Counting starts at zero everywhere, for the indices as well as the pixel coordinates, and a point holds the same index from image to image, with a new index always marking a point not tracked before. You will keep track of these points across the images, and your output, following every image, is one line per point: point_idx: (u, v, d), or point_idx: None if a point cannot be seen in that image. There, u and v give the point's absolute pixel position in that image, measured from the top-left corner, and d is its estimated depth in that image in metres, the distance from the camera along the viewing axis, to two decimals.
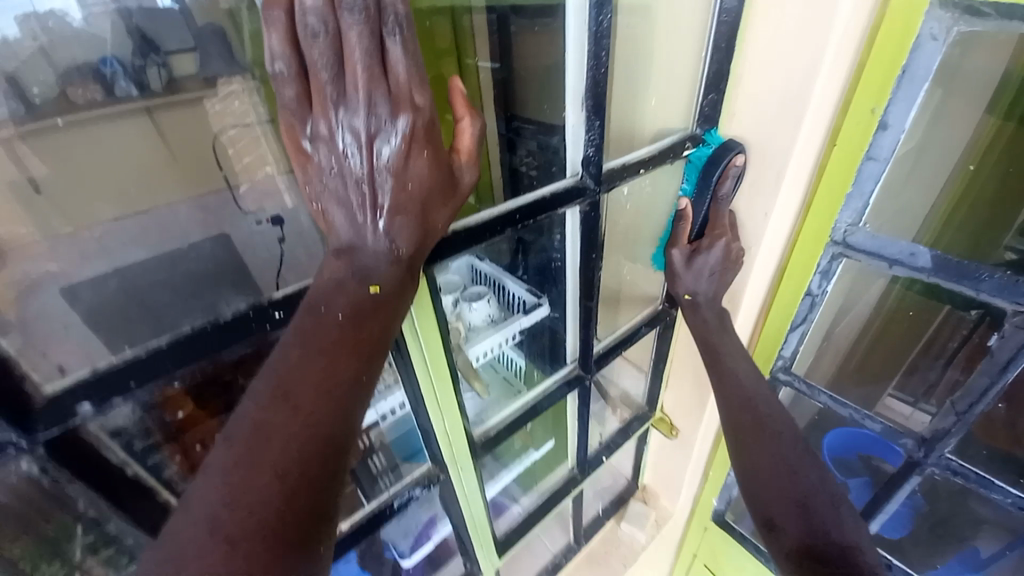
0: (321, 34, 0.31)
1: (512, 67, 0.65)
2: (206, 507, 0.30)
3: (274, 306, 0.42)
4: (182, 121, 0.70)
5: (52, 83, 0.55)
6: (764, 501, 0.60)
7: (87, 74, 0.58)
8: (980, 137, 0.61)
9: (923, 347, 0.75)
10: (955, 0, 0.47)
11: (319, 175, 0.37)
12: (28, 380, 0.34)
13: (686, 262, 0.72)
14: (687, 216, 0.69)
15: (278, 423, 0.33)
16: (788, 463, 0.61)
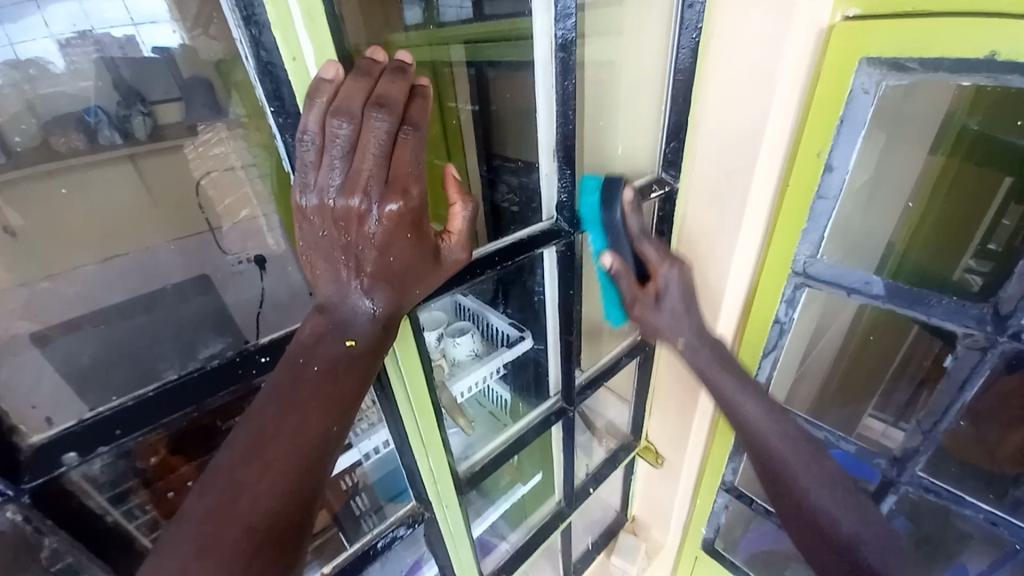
0: (347, 121, 0.31)
1: (491, 111, 0.72)
2: (176, 560, 0.30)
3: (260, 350, 0.43)
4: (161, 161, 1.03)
5: (32, 133, 0.82)
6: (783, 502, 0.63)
7: (65, 126, 0.85)
8: (929, 175, 0.67)
9: (894, 373, 0.78)
10: (881, 58, 0.53)
11: (309, 235, 0.35)
12: (16, 433, 0.35)
13: (654, 306, 0.65)
14: (625, 269, 0.61)
15: (253, 475, 0.33)
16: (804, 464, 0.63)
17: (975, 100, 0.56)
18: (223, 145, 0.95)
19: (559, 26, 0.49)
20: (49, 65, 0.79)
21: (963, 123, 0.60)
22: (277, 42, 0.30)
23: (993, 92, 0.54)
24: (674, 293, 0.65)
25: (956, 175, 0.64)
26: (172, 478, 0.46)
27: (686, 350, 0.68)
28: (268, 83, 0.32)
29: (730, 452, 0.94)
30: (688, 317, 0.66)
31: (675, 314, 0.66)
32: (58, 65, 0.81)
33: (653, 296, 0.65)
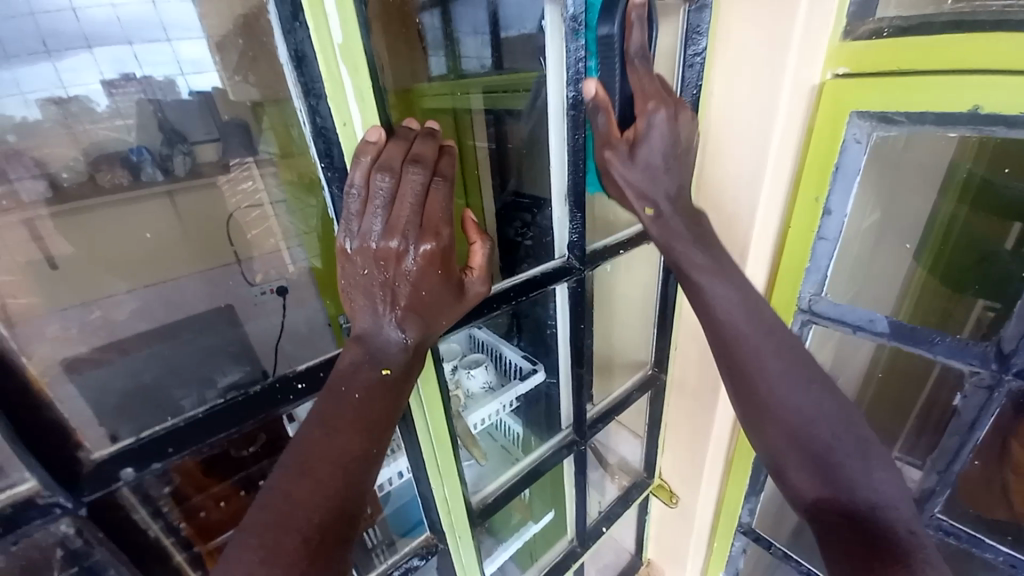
0: (390, 175, 0.36)
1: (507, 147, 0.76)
2: (244, 564, 0.32)
3: (297, 377, 0.47)
4: (194, 198, 1.23)
5: (79, 168, 1.02)
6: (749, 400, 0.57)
7: (114, 157, 1.08)
8: (939, 216, 0.69)
9: (917, 417, 0.76)
10: (869, 113, 0.57)
11: (352, 274, 0.39)
12: (81, 447, 0.38)
13: (627, 161, 0.55)
14: (607, 104, 0.51)
15: (304, 492, 0.35)
16: (772, 368, 0.55)
17: (978, 154, 0.60)
18: (253, 180, 1.14)
19: (571, 88, 0.54)
20: (93, 103, 0.97)
21: (968, 172, 0.63)
22: (331, 112, 0.35)
23: (998, 147, 0.57)
24: (657, 145, 0.54)
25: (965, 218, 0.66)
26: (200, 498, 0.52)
27: (655, 219, 0.58)
28: (321, 144, 0.37)
29: (745, 491, 0.93)
30: (668, 177, 0.56)
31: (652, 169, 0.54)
32: (103, 105, 1.00)
33: (628, 145, 0.54)
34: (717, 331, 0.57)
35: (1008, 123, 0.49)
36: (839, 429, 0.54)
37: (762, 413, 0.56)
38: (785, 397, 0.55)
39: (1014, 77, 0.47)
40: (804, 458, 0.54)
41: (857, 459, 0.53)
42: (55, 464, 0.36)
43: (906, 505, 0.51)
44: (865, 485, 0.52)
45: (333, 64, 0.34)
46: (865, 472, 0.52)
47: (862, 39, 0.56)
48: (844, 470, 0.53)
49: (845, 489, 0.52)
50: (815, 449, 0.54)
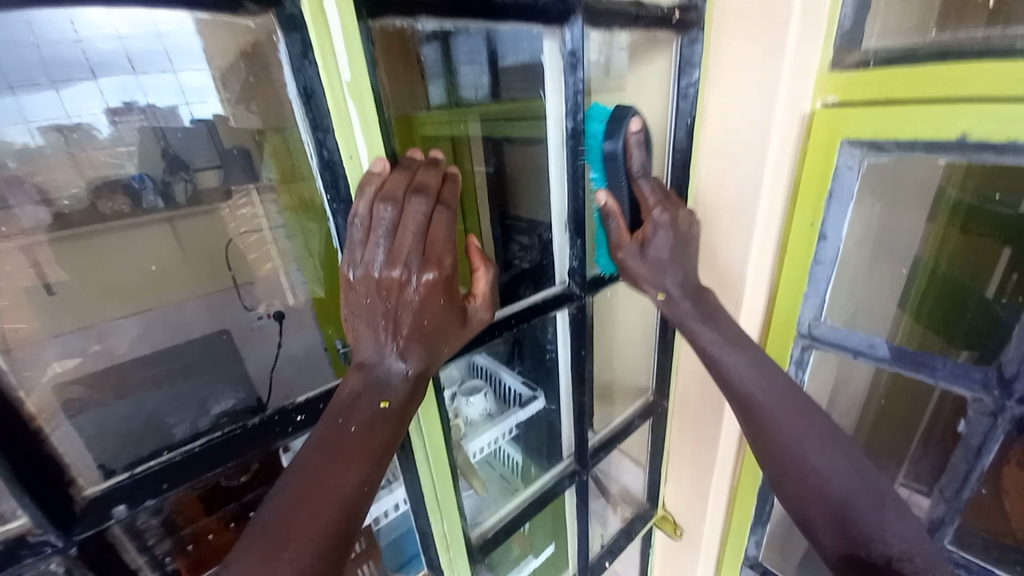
0: (393, 205, 0.37)
1: (504, 169, 0.76)
2: None
3: (296, 410, 0.46)
4: (194, 224, 1.26)
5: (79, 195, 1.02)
6: (767, 453, 0.59)
7: (116, 185, 1.09)
8: (931, 236, 0.68)
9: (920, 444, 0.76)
10: (861, 140, 0.58)
11: (354, 302, 0.39)
12: (74, 484, 0.37)
13: (638, 254, 0.61)
14: (616, 210, 0.60)
15: (301, 521, 0.35)
16: (791, 424, 0.58)
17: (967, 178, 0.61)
18: (253, 207, 1.14)
19: (570, 119, 0.56)
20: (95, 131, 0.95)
21: (954, 199, 0.63)
22: (337, 144, 0.36)
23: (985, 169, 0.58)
24: (663, 241, 0.61)
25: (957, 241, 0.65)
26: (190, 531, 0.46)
27: (666, 303, 0.63)
28: (327, 175, 0.37)
29: (751, 521, 0.92)
30: (674, 267, 0.62)
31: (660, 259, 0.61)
32: (104, 132, 0.96)
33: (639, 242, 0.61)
34: (729, 388, 0.61)
35: (997, 150, 0.50)
36: (852, 486, 0.55)
37: (779, 467, 0.58)
38: (799, 453, 0.57)
39: (1002, 105, 0.48)
40: (821, 514, 0.56)
41: (873, 509, 0.54)
42: (50, 499, 0.35)
43: (926, 556, 0.51)
44: (881, 538, 0.53)
45: (340, 100, 0.35)
46: (880, 521, 0.53)
47: (851, 69, 0.58)
48: (860, 523, 0.54)
49: (863, 543, 0.53)
50: (831, 506, 0.55)
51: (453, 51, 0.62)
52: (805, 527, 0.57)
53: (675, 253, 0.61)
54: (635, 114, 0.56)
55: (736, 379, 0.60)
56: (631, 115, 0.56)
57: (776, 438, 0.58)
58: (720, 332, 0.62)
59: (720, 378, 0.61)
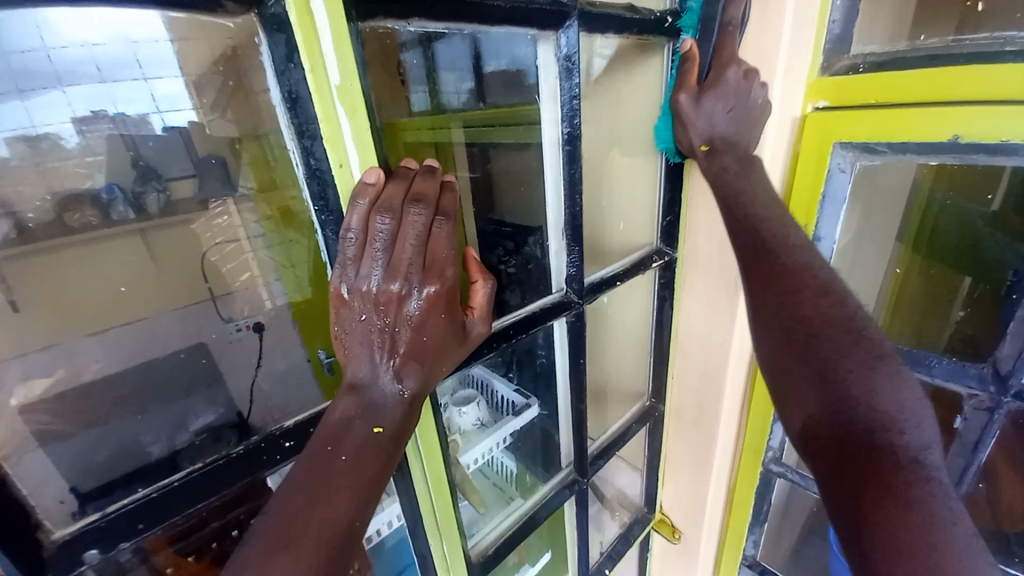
0: (390, 215, 0.35)
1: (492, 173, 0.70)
2: None
3: (284, 435, 0.43)
4: (167, 235, 1.20)
5: (44, 208, 0.96)
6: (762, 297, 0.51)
7: (84, 197, 1.03)
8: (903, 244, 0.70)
9: None
10: (853, 143, 0.59)
11: (347, 320, 0.37)
12: (41, 527, 0.34)
13: (693, 104, 0.58)
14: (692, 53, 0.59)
15: (278, 573, 0.31)
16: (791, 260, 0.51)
17: (938, 174, 0.60)
18: (230, 215, 1.15)
19: (566, 124, 0.55)
20: (65, 142, 0.91)
21: (929, 193, 0.63)
22: (326, 152, 0.34)
23: (958, 169, 0.58)
24: (725, 90, 0.57)
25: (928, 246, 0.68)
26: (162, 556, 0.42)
27: (709, 157, 0.59)
28: (316, 185, 0.35)
29: (749, 523, 0.92)
30: (731, 115, 0.57)
31: (714, 116, 0.57)
32: (72, 141, 0.93)
33: (697, 91, 0.58)
34: (742, 236, 0.54)
35: (988, 151, 0.51)
36: (846, 338, 0.45)
37: (770, 319, 0.49)
38: (790, 298, 0.49)
39: (987, 107, 0.49)
40: (802, 373, 0.46)
41: (860, 364, 0.43)
42: (14, 548, 0.31)
43: (924, 435, 0.40)
44: (869, 401, 0.42)
45: (330, 104, 0.32)
46: (871, 381, 0.43)
47: (840, 74, 0.58)
48: (846, 382, 0.43)
49: (843, 406, 0.42)
50: (812, 361, 0.45)
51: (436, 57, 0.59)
52: (780, 398, 0.47)
53: (736, 111, 0.57)
54: None
55: (758, 224, 0.54)
56: None
57: (778, 273, 0.50)
58: (758, 195, 0.56)
59: (744, 224, 0.54)
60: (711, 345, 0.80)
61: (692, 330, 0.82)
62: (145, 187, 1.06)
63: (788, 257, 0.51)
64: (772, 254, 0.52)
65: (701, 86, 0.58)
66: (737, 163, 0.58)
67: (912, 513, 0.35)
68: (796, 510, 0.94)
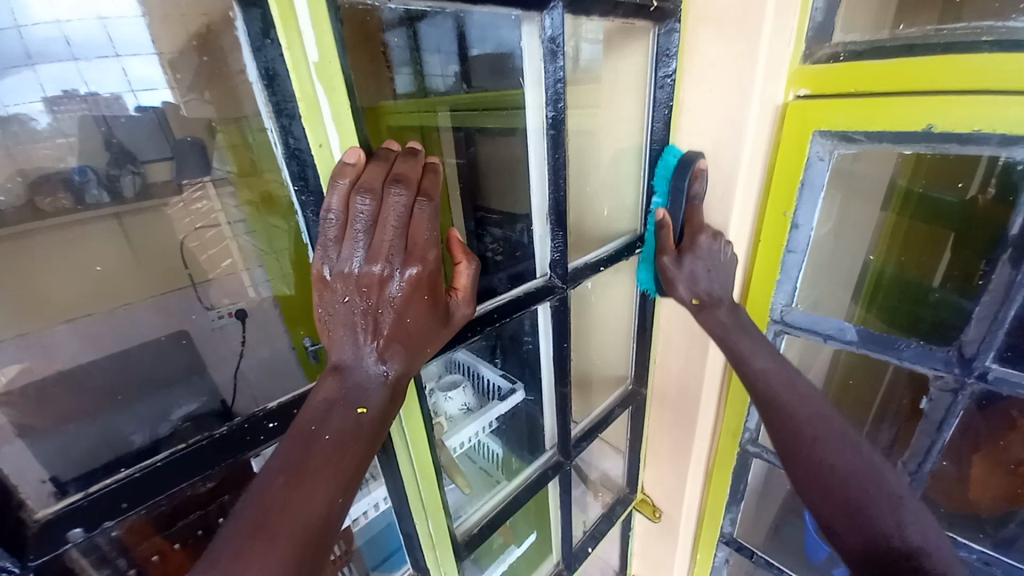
0: (370, 197, 0.34)
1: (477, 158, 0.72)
2: None
3: (268, 416, 0.43)
4: (145, 220, 1.21)
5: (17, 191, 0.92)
6: (781, 440, 0.57)
7: (57, 179, 0.98)
8: (883, 230, 0.71)
9: (873, 418, 0.78)
10: (831, 132, 0.60)
11: (330, 303, 0.37)
12: (25, 506, 0.33)
13: (675, 263, 0.68)
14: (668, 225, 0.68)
15: (262, 553, 0.31)
16: (803, 408, 0.58)
17: (917, 167, 0.63)
18: (210, 200, 1.17)
19: (550, 108, 0.55)
20: (31, 121, 0.88)
21: (906, 187, 0.66)
22: (305, 132, 0.33)
23: (934, 161, 0.60)
24: (699, 253, 0.67)
25: (904, 234, 0.69)
26: (145, 547, 0.42)
27: (702, 310, 0.68)
28: (295, 165, 0.34)
29: (726, 502, 0.95)
30: (712, 275, 0.67)
31: (695, 274, 0.67)
32: (43, 122, 0.90)
33: (676, 252, 0.69)
34: (753, 392, 0.62)
35: (961, 140, 0.52)
36: (864, 470, 0.51)
37: (792, 459, 0.56)
38: (810, 444, 0.55)
39: (957, 97, 0.50)
40: (836, 508, 0.51)
41: (886, 504, 0.49)
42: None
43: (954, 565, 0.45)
44: (902, 530, 0.47)
45: (307, 82, 0.32)
46: (898, 519, 0.48)
47: (821, 63, 0.59)
48: (878, 511, 0.49)
49: (885, 538, 0.47)
50: (843, 492, 0.51)
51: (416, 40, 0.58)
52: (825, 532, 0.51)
53: (713, 268, 0.67)
54: (699, 158, 0.67)
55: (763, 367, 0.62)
56: (695, 160, 0.67)
57: (789, 420, 0.57)
58: (751, 342, 0.64)
59: (752, 378, 0.63)
60: (692, 331, 0.81)
61: (676, 316, 0.83)
62: (119, 169, 1.07)
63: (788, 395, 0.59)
64: (780, 405, 0.59)
65: (679, 248, 0.69)
66: (727, 310, 0.67)
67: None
68: (772, 490, 0.98)
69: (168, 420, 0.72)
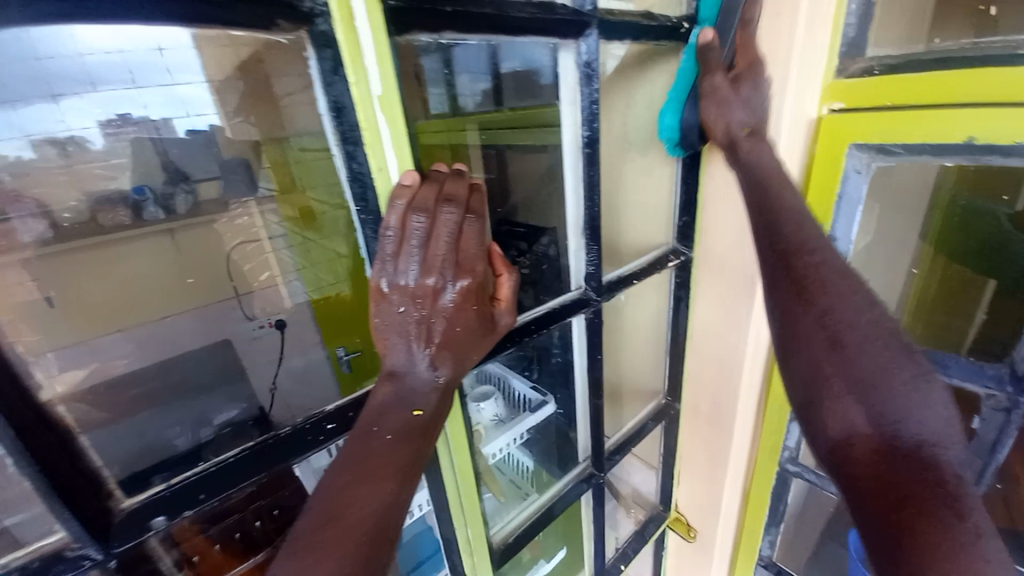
0: (425, 216, 0.37)
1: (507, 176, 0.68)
2: None
3: (326, 418, 0.46)
4: (193, 235, 1.26)
5: (80, 210, 0.97)
6: (797, 293, 0.49)
7: (116, 199, 1.07)
8: (924, 243, 0.70)
9: None
10: (868, 145, 0.60)
11: (386, 313, 0.40)
12: (112, 496, 0.37)
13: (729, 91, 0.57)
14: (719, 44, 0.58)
15: (334, 542, 0.34)
16: (832, 265, 0.49)
17: (962, 176, 0.60)
18: (252, 216, 1.24)
19: (586, 127, 0.57)
20: (88, 143, 0.91)
21: (951, 195, 0.64)
22: (367, 157, 0.37)
23: (982, 169, 0.58)
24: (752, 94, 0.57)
25: (948, 245, 0.68)
26: (190, 544, 0.46)
27: (753, 139, 0.57)
28: (357, 187, 0.38)
29: (765, 522, 0.93)
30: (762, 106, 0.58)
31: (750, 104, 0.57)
32: (98, 144, 0.94)
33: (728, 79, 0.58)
34: (773, 236, 0.52)
35: (1002, 153, 0.51)
36: (890, 347, 0.45)
37: (804, 315, 0.49)
38: (830, 305, 0.47)
39: (998, 108, 0.50)
40: (841, 386, 0.45)
41: (903, 388, 0.43)
42: (88, 517, 0.35)
43: (960, 454, 0.40)
44: (907, 418, 0.42)
45: (371, 112, 0.35)
46: (915, 405, 0.42)
47: (855, 77, 0.59)
48: (886, 395, 0.43)
49: (886, 422, 0.43)
50: (848, 379, 0.45)
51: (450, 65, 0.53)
52: (808, 410, 0.48)
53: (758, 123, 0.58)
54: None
55: (793, 209, 0.52)
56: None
57: (818, 276, 0.49)
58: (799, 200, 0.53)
59: (773, 224, 0.52)
60: (727, 345, 0.81)
61: (707, 328, 0.83)
62: (171, 187, 1.15)
63: (807, 257, 0.50)
64: (807, 258, 0.50)
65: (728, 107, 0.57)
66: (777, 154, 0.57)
67: (954, 535, 0.36)
68: (813, 511, 0.94)
69: (214, 425, 0.77)
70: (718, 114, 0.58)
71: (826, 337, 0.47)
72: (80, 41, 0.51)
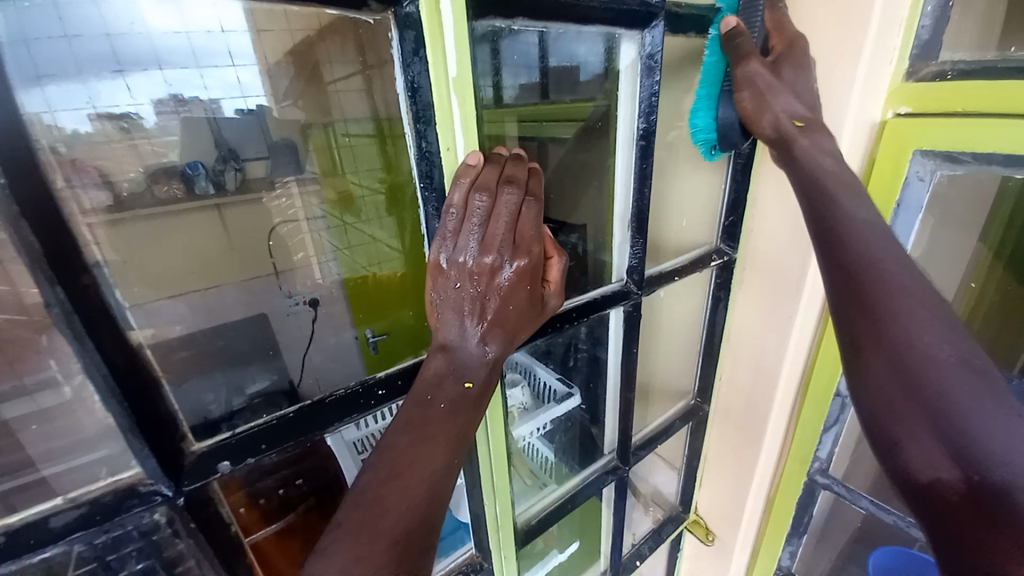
0: (486, 196, 0.39)
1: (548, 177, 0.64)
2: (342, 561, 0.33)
3: (377, 384, 0.48)
4: (240, 212, 1.32)
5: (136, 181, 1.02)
6: (858, 304, 0.45)
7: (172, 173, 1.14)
8: (980, 257, 0.68)
9: None
10: (934, 152, 0.57)
11: (443, 288, 0.42)
12: (185, 439, 0.40)
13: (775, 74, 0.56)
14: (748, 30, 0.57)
15: (393, 499, 0.36)
16: (894, 276, 0.45)
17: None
18: (291, 198, 1.33)
19: (643, 120, 0.57)
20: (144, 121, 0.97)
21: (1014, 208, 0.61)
22: (437, 137, 0.38)
23: None
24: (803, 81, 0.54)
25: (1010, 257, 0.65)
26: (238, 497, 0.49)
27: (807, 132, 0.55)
28: (424, 165, 0.40)
29: (787, 534, 0.91)
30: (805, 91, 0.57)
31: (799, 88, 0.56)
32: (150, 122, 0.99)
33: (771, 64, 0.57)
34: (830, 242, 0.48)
35: None
36: (965, 364, 0.41)
37: (864, 332, 0.45)
38: (898, 317, 0.43)
39: None
40: (914, 416, 0.41)
41: (992, 411, 0.38)
42: (163, 456, 0.38)
43: None
44: (999, 450, 0.37)
45: (445, 95, 0.37)
46: (1005, 431, 0.38)
47: (926, 81, 0.57)
48: (974, 432, 0.38)
49: (977, 463, 0.38)
50: (927, 404, 0.41)
51: (499, 54, 0.49)
52: (882, 443, 0.44)
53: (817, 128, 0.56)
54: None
55: (852, 229, 0.47)
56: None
57: (883, 289, 0.44)
58: (864, 212, 0.48)
59: (835, 227, 0.48)
60: (763, 349, 0.80)
61: (744, 331, 0.82)
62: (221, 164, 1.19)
63: (874, 275, 0.45)
64: (865, 273, 0.45)
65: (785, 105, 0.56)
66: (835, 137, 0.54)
67: None
68: (838, 526, 0.92)
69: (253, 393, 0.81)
70: (762, 101, 0.56)
71: (894, 357, 0.43)
72: (148, 18, 0.53)
